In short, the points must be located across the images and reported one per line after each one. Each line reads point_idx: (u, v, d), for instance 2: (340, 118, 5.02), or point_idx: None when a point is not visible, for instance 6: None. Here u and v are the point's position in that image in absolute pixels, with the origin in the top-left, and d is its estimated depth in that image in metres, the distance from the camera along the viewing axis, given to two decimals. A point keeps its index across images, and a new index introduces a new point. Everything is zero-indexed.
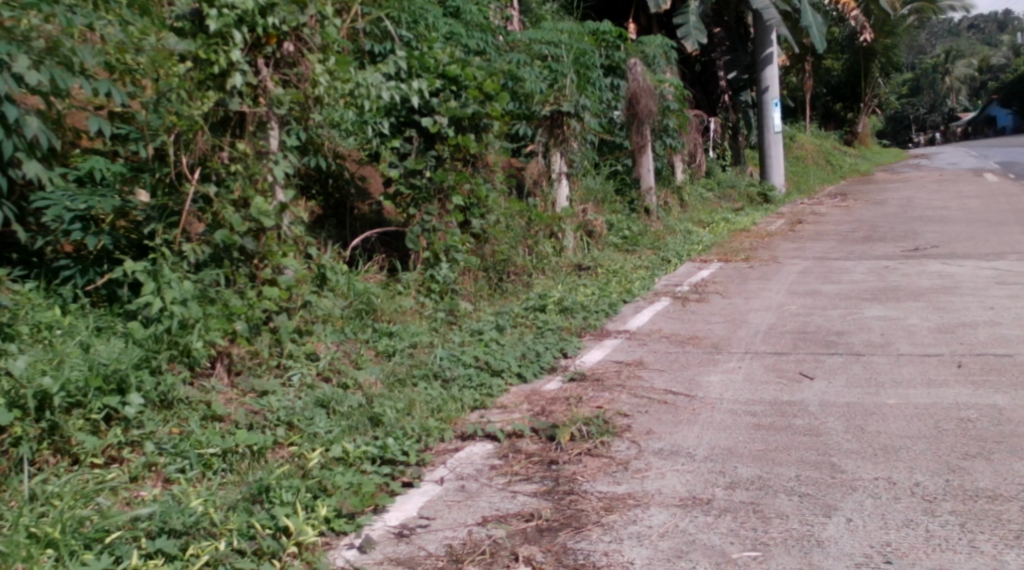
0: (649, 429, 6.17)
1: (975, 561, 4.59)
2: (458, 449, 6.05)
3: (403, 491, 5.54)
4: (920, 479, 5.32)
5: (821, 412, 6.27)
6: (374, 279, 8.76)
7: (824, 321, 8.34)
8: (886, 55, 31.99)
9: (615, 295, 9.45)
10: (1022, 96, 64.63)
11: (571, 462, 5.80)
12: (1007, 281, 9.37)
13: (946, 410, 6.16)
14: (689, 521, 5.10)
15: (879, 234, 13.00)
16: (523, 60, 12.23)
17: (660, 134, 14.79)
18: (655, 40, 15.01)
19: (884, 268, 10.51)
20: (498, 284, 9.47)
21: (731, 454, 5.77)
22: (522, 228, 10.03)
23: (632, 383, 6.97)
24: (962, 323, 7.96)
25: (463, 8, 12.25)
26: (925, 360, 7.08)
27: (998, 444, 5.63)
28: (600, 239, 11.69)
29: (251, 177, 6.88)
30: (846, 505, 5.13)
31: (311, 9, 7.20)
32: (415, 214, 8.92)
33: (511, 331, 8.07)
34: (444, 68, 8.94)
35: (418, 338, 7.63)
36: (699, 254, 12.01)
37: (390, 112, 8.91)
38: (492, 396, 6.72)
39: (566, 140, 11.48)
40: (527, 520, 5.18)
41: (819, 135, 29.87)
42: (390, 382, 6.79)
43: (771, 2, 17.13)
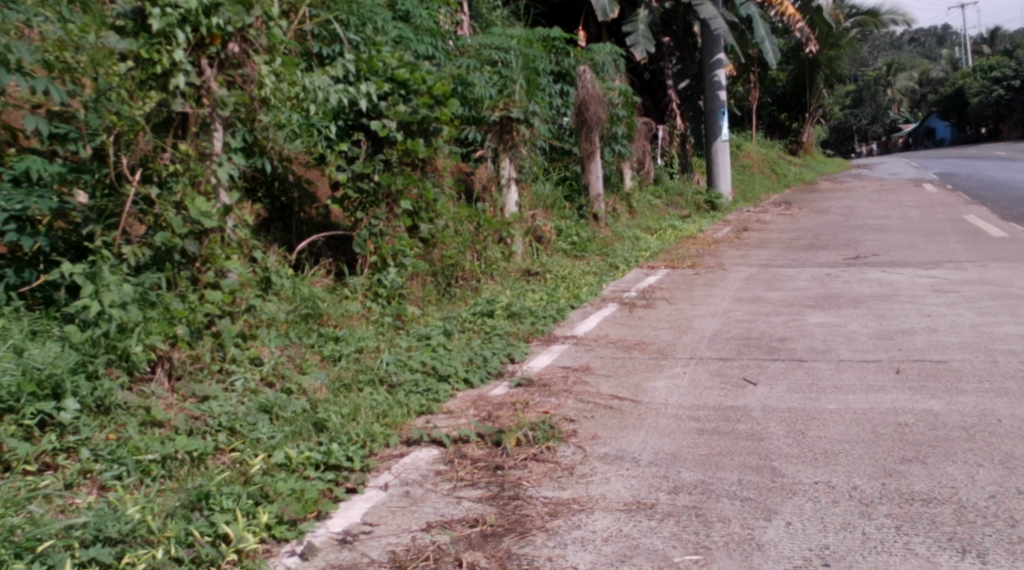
0: (595, 434, 6.19)
1: (909, 563, 4.66)
2: (403, 454, 6.03)
3: (348, 497, 5.50)
4: (857, 482, 5.39)
5: (763, 416, 6.34)
6: (320, 283, 8.73)
7: (767, 328, 8.42)
8: (830, 66, 32.45)
9: (563, 300, 9.47)
10: (961, 108, 66.84)
11: (517, 467, 5.80)
12: (944, 289, 9.56)
13: (884, 414, 6.26)
14: (633, 525, 5.12)
15: (822, 242, 13.19)
16: (472, 65, 12.26)
17: (609, 142, 14.86)
18: (605, 47, 15.10)
19: (827, 275, 10.66)
20: (446, 289, 9.43)
21: (674, 458, 5.80)
22: (470, 232, 10.02)
23: (578, 388, 6.99)
24: (901, 329, 8.09)
25: (412, 12, 12.16)
26: (864, 366, 7.18)
27: (935, 449, 5.72)
28: (549, 244, 11.71)
29: (194, 178, 6.82)
30: (785, 509, 5.18)
31: (257, 10, 7.15)
32: (363, 218, 8.90)
33: (459, 336, 8.06)
34: (393, 72, 8.89)
35: (364, 342, 7.59)
36: (646, 261, 12.08)
37: (337, 116, 8.92)
38: (439, 401, 6.71)
39: (515, 145, 11.42)
40: (471, 526, 5.17)
41: (765, 145, 30.25)
42: (335, 387, 6.75)
43: (719, 12, 17.23)
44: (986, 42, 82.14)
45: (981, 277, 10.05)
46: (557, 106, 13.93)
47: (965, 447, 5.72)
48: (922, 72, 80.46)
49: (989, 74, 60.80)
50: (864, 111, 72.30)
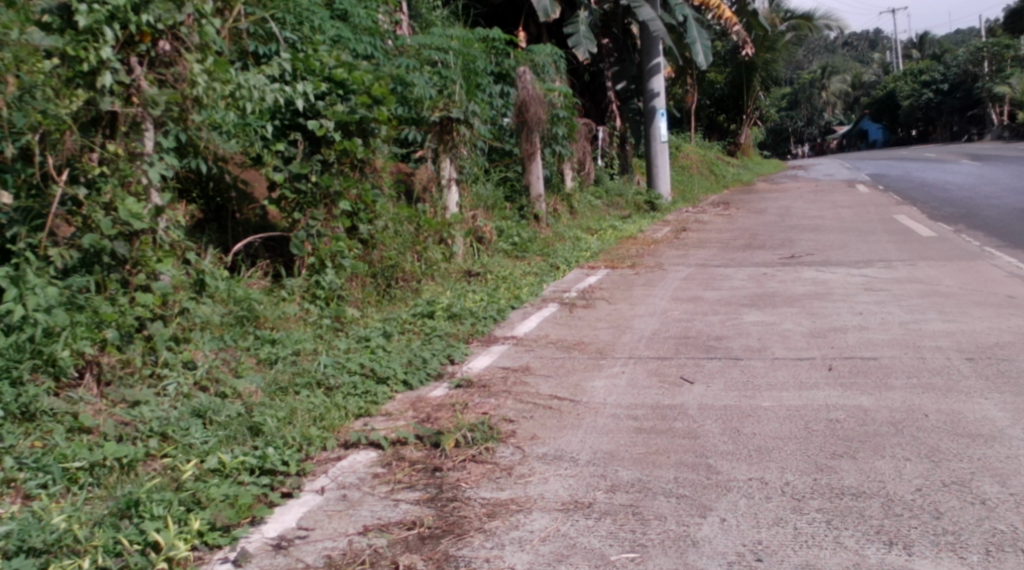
0: (534, 434, 6.19)
1: (839, 557, 4.72)
2: (341, 458, 5.97)
3: (283, 502, 5.43)
4: (790, 478, 5.45)
5: (699, 415, 6.38)
6: (257, 286, 8.63)
7: (704, 327, 8.49)
8: (766, 69, 32.88)
9: (503, 301, 9.46)
10: (893, 111, 68.17)
11: (455, 469, 5.78)
12: (875, 287, 9.72)
13: (816, 411, 6.34)
14: (570, 525, 5.13)
15: (759, 242, 13.34)
16: (412, 66, 12.23)
17: (549, 142, 14.87)
18: (545, 49, 15.14)
19: (763, 274, 10.79)
20: (386, 290, 9.32)
21: (612, 457, 5.82)
22: (410, 233, 9.95)
23: (517, 389, 6.98)
24: (834, 328, 8.21)
25: (350, 12, 12.08)
26: (798, 363, 7.28)
27: (864, 444, 5.81)
28: (490, 245, 11.66)
29: (123, 178, 6.77)
30: (719, 506, 5.22)
31: (189, 7, 7.12)
32: (301, 218, 8.79)
33: (399, 338, 8.01)
34: (330, 72, 8.89)
35: (301, 345, 7.48)
36: (587, 261, 12.12)
37: (273, 115, 8.83)
38: (377, 403, 6.66)
39: (455, 146, 11.46)
40: (409, 528, 5.14)
41: (704, 147, 30.56)
42: (271, 391, 6.66)
43: (657, 14, 17.34)
44: (917, 46, 83.78)
45: (911, 276, 10.24)
46: (497, 107, 13.93)
47: (892, 442, 5.81)
48: (856, 76, 81.91)
49: (920, 78, 62.07)
50: (801, 113, 73.27)
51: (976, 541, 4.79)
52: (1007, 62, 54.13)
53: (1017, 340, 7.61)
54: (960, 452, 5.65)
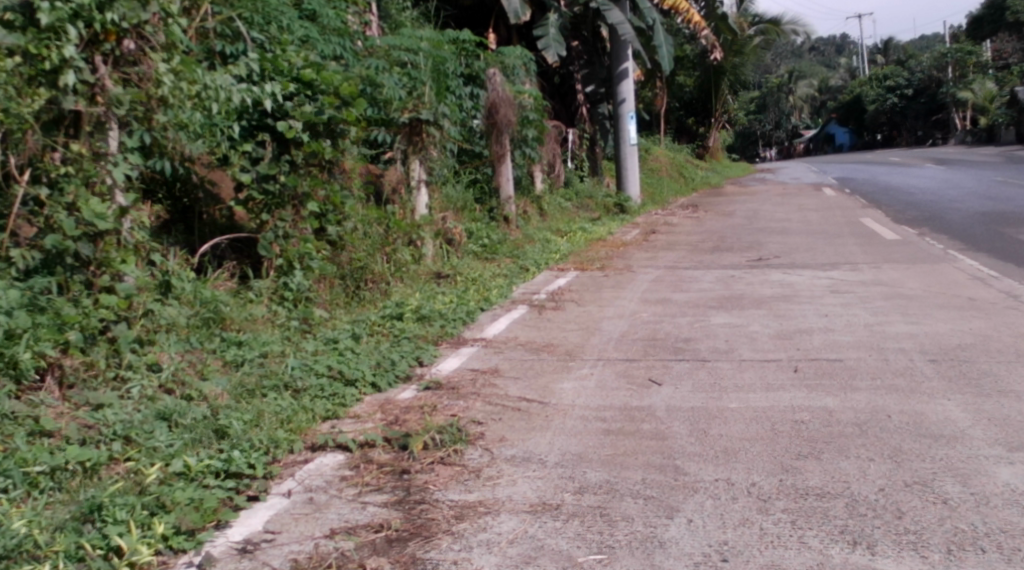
0: (502, 436, 6.18)
1: (803, 557, 4.75)
2: (308, 460, 5.92)
3: (248, 505, 5.39)
4: (755, 479, 5.48)
5: (668, 416, 6.40)
6: (223, 287, 8.54)
7: (673, 329, 8.52)
8: (734, 73, 33.06)
9: (473, 303, 9.44)
10: (859, 115, 68.81)
11: (423, 471, 5.75)
12: (841, 290, 9.79)
13: (782, 412, 6.37)
14: (538, 526, 5.12)
15: (727, 244, 13.40)
16: (381, 66, 12.17)
17: (519, 144, 14.83)
18: (515, 51, 15.13)
19: (731, 277, 10.84)
20: (355, 292, 9.30)
21: (581, 459, 5.82)
22: (379, 234, 9.92)
23: (486, 391, 6.97)
24: (800, 330, 8.25)
25: (319, 12, 12.01)
26: (765, 365, 7.32)
27: (829, 444, 5.84)
28: (459, 247, 11.63)
29: (88, 178, 6.69)
30: (687, 507, 5.23)
31: (154, 6, 7.07)
32: (268, 220, 8.72)
33: (367, 339, 7.97)
34: (297, 72, 8.84)
35: (269, 347, 7.42)
36: (556, 263, 12.12)
37: (240, 116, 8.74)
38: (345, 405, 6.62)
39: (425, 148, 11.45)
40: (376, 531, 5.12)
41: (673, 149, 30.68)
42: (237, 393, 6.60)
43: (626, 17, 17.39)
44: (882, 52, 84.62)
45: (876, 278, 10.32)
46: (467, 109, 13.92)
47: (857, 443, 5.85)
48: (823, 80, 82.57)
49: (885, 83, 62.69)
50: (769, 117, 73.74)
51: (937, 540, 4.83)
52: (970, 67, 54.83)
53: (979, 341, 7.68)
54: (923, 453, 5.69)
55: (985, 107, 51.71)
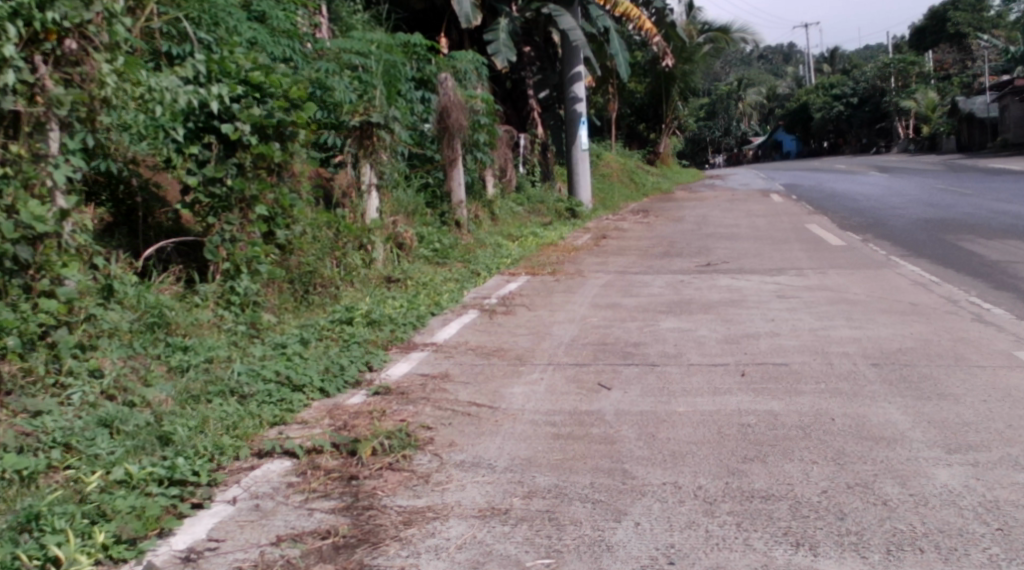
0: (452, 441, 6.15)
1: (749, 559, 4.77)
2: (254, 467, 5.85)
3: (192, 513, 5.31)
4: (702, 482, 5.50)
5: (616, 420, 6.41)
6: (168, 291, 8.41)
7: (622, 333, 8.53)
8: (683, 80, 33.34)
9: (423, 307, 9.40)
10: (806, 122, 69.71)
11: (372, 477, 5.70)
12: (787, 295, 9.88)
13: (729, 416, 6.40)
14: (486, 531, 5.10)
15: (676, 249, 13.48)
16: (331, 69, 12.14)
17: (470, 149, 14.83)
18: (467, 56, 15.18)
19: (680, 282, 10.90)
20: (303, 296, 9.24)
21: (529, 464, 5.81)
22: (329, 238, 9.89)
23: (436, 396, 6.93)
24: (747, 334, 8.32)
25: (268, 13, 11.91)
26: (712, 369, 7.36)
27: (774, 448, 5.88)
28: (410, 251, 11.55)
29: (27, 180, 6.54)
30: (634, 510, 5.24)
31: (97, 6, 6.99)
32: (215, 223, 8.62)
33: (316, 344, 7.89)
34: (246, 74, 8.72)
35: (215, 352, 7.32)
36: (507, 268, 12.11)
37: (186, 118, 8.57)
38: (293, 411, 6.55)
39: (376, 151, 11.35)
40: (323, 538, 5.06)
41: (625, 155, 30.85)
42: (182, 399, 6.51)
43: (578, 23, 17.27)
44: (827, 61, 85.80)
45: (821, 284, 10.43)
46: (418, 112, 13.91)
47: (801, 446, 5.90)
48: (771, 88, 83.53)
49: (831, 92, 63.59)
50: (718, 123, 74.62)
51: (877, 540, 4.88)
52: (912, 77, 55.83)
53: (920, 346, 7.78)
54: (865, 455, 5.75)
55: (927, 116, 52.68)
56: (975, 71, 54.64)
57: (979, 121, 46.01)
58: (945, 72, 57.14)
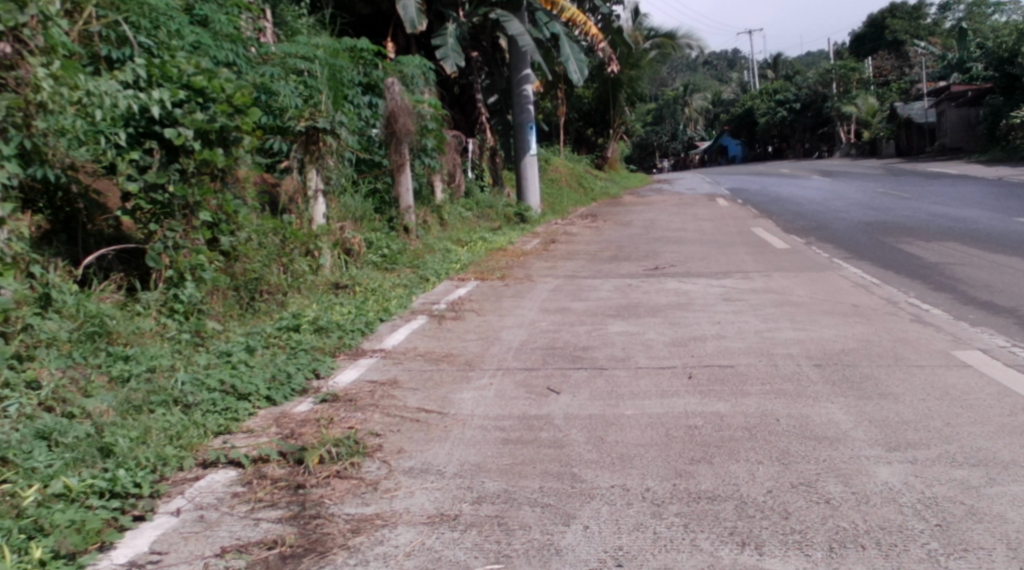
0: (401, 448, 6.10)
1: (696, 559, 4.79)
2: (198, 477, 5.75)
3: (134, 525, 5.21)
4: (650, 484, 5.50)
5: (565, 424, 6.39)
6: (110, 299, 8.26)
7: (571, 337, 8.54)
8: (630, 85, 33.54)
9: (372, 313, 9.33)
10: (751, 127, 70.47)
11: (319, 486, 5.63)
12: (733, 297, 9.96)
13: (676, 418, 6.42)
14: (435, 538, 5.06)
15: (624, 253, 13.52)
16: (276, 74, 12.03)
17: (418, 154, 14.77)
18: (413, 60, 15.11)
19: (628, 285, 10.92)
20: (249, 303, 9.11)
21: (479, 469, 5.77)
22: (275, 245, 9.81)
23: (385, 402, 6.87)
24: (694, 337, 8.35)
25: (211, 17, 11.75)
26: (660, 372, 7.37)
27: (720, 448, 5.91)
28: (359, 257, 11.45)
29: None
30: (583, 513, 5.23)
31: (31, 10, 7.08)
32: (157, 230, 8.51)
33: (262, 352, 7.79)
34: (188, 79, 8.69)
35: (157, 361, 7.20)
36: (457, 273, 12.05)
37: (126, 122, 8.44)
38: (238, 420, 6.46)
39: (322, 156, 11.28)
40: (269, 548, 4.99)
41: (573, 160, 30.96)
42: (123, 409, 6.38)
43: (526, 29, 17.30)
44: (770, 67, 86.87)
45: (766, 287, 10.50)
46: (365, 117, 13.81)
47: (748, 446, 5.93)
48: (717, 93, 84.37)
49: (775, 97, 64.30)
50: (665, 128, 75.32)
51: (820, 538, 4.92)
52: (852, 83, 56.62)
53: (861, 346, 7.86)
54: (809, 454, 5.79)
55: (867, 121, 53.43)
56: (914, 78, 55.61)
57: (917, 126, 46.76)
58: (884, 77, 58.00)
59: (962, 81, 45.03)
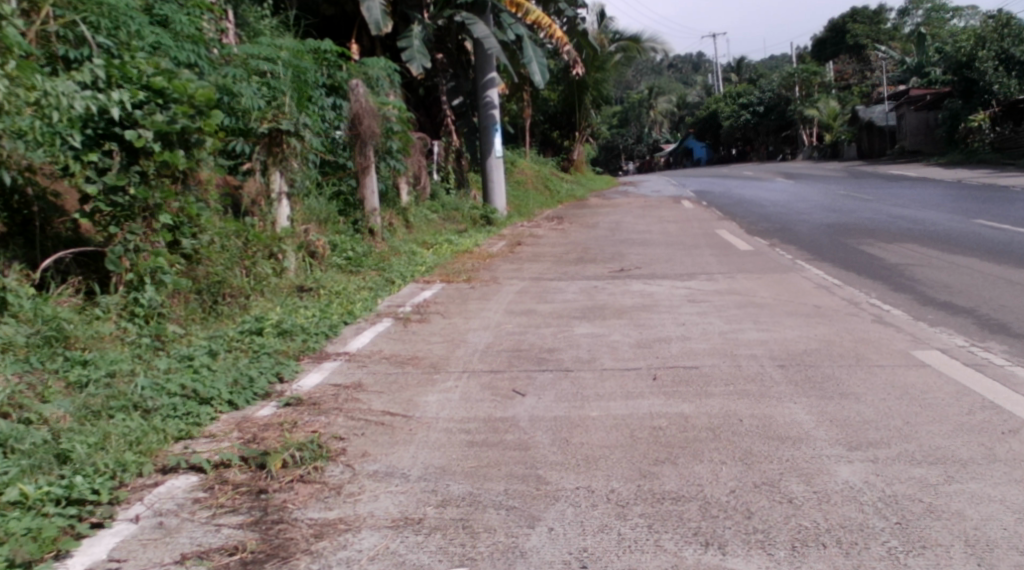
0: (364, 451, 6.04)
1: (660, 560, 4.78)
2: (158, 483, 5.66)
3: (92, 533, 5.13)
4: (615, 485, 5.48)
5: (530, 426, 6.36)
6: (67, 303, 8.14)
7: (537, 340, 8.50)
8: (596, 88, 33.59)
9: (336, 316, 9.25)
10: (715, 129, 70.89)
11: (282, 490, 5.56)
12: (698, 299, 9.97)
13: (641, 419, 6.41)
14: (399, 541, 5.01)
15: (590, 256, 13.50)
16: (239, 75, 11.82)
17: (383, 156, 14.70)
18: (378, 63, 15.03)
19: (594, 288, 10.91)
20: (212, 307, 9.01)
21: (444, 472, 5.73)
22: (238, 247, 9.69)
23: (349, 406, 6.81)
24: (659, 338, 8.35)
25: (172, 18, 11.63)
26: (625, 374, 7.36)
27: (684, 449, 5.90)
28: (323, 260, 11.37)
29: None
30: (548, 516, 5.20)
31: None
32: (117, 232, 8.41)
33: (225, 355, 7.70)
34: (147, 80, 8.58)
35: (117, 366, 7.09)
36: (422, 275, 11.99)
37: (85, 124, 8.35)
38: (199, 425, 6.37)
39: (285, 158, 11.18)
40: (230, 554, 4.92)
41: (539, 162, 30.95)
42: (81, 415, 6.29)
43: (491, 31, 17.27)
44: (734, 70, 87.45)
45: (730, 288, 10.53)
46: (329, 119, 13.78)
47: (712, 447, 5.92)
48: (681, 97, 84.76)
49: (738, 100, 64.66)
50: (630, 131, 75.57)
51: (783, 537, 4.93)
52: (814, 87, 57.09)
53: (823, 347, 7.90)
54: (771, 454, 5.80)
55: (828, 125, 53.86)
56: (875, 82, 56.19)
57: (878, 129, 47.23)
58: (845, 81, 58.54)
59: (921, 85, 45.51)
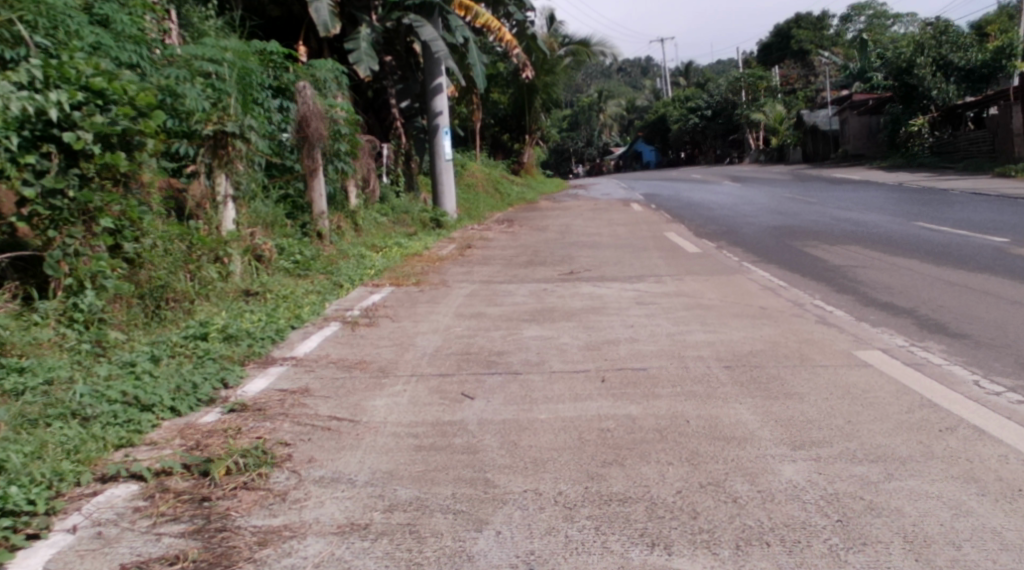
0: (310, 457, 5.95)
1: (606, 561, 4.76)
2: (96, 493, 5.53)
3: (27, 544, 5.00)
4: (562, 487, 5.45)
5: (478, 429, 6.31)
6: (4, 309, 7.93)
7: (486, 343, 8.45)
8: (546, 91, 33.64)
9: (283, 320, 9.13)
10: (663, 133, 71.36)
11: (225, 498, 5.45)
12: (647, 301, 9.99)
13: (588, 421, 6.38)
14: (345, 547, 4.94)
15: (539, 259, 13.47)
16: (182, 76, 11.70)
17: (331, 159, 14.59)
18: (325, 64, 14.88)
19: (543, 290, 10.89)
20: (155, 311, 8.84)
21: (391, 477, 5.65)
22: (182, 251, 9.50)
23: (294, 411, 6.71)
24: (607, 340, 8.34)
25: (113, 18, 11.39)
26: (573, 376, 7.33)
27: (631, 451, 5.88)
28: (269, 263, 11.24)
29: None
30: (495, 519, 5.15)
31: None
32: (56, 236, 8.21)
33: (168, 361, 7.56)
34: (86, 81, 8.43)
35: (55, 373, 6.94)
36: (371, 278, 11.90)
37: (22, 124, 8.11)
38: (141, 432, 6.24)
39: (231, 161, 11.09)
40: (170, 564, 4.81)
41: (489, 165, 30.91)
42: (17, 423, 6.12)
43: (439, 34, 17.16)
44: (682, 74, 88.19)
45: (678, 290, 10.57)
46: (276, 121, 13.68)
47: (660, 448, 5.91)
48: (630, 100, 85.21)
49: (686, 104, 65.10)
50: (580, 135, 75.79)
51: (727, 537, 4.93)
52: (760, 91, 57.72)
53: (769, 348, 7.94)
54: (718, 454, 5.81)
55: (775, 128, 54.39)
56: (819, 87, 56.97)
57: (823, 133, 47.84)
58: (791, 85, 59.27)
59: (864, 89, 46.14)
